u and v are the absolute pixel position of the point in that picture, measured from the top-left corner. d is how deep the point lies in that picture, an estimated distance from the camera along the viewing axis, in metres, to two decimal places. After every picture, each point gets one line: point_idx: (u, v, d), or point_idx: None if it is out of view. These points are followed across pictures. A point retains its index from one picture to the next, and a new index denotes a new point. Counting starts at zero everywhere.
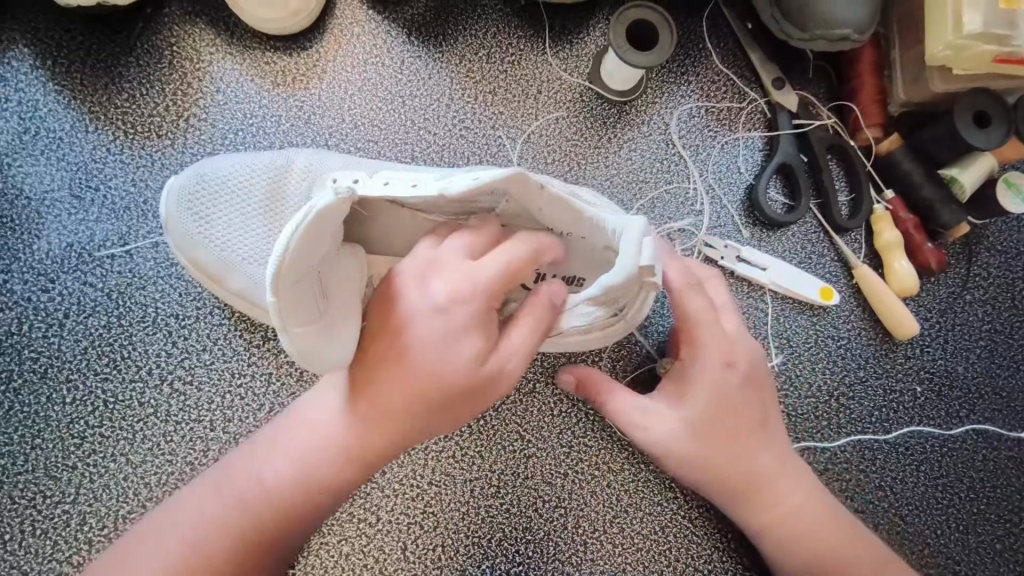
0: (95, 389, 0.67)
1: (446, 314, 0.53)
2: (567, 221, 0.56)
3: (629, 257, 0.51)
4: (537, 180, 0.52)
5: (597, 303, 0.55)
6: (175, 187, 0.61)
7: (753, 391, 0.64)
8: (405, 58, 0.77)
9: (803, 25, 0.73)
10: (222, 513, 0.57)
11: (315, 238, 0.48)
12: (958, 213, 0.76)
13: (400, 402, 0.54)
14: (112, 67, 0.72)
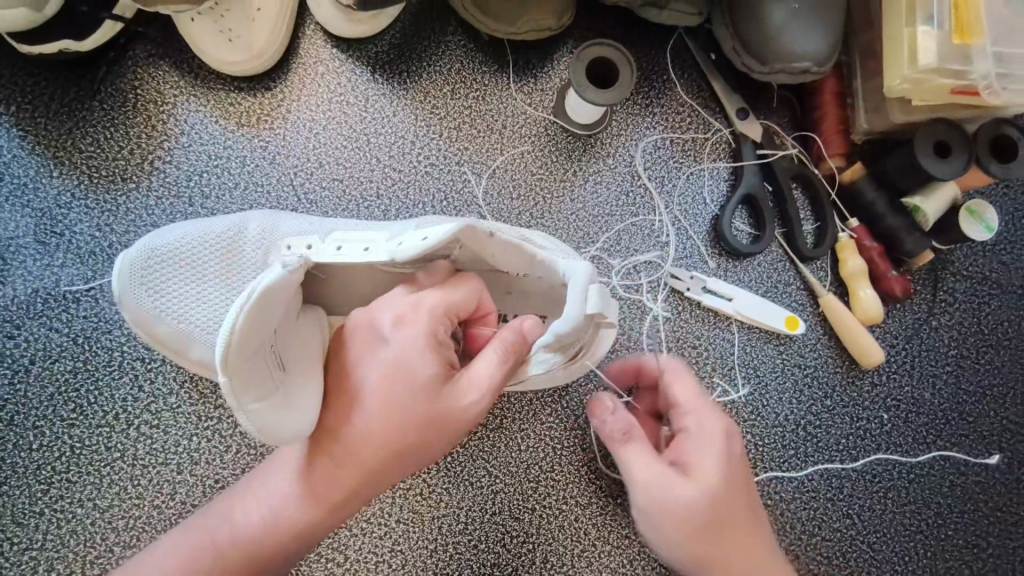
0: (62, 435, 0.67)
1: (401, 356, 0.55)
2: (519, 264, 0.58)
3: (574, 307, 0.53)
4: (485, 229, 0.53)
5: (553, 350, 0.57)
6: (125, 261, 0.58)
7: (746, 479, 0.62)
8: (369, 95, 0.77)
9: (763, 59, 0.74)
10: (202, 561, 0.58)
11: (262, 313, 0.48)
12: (921, 242, 0.77)
13: (373, 443, 0.55)
14: (75, 112, 0.72)
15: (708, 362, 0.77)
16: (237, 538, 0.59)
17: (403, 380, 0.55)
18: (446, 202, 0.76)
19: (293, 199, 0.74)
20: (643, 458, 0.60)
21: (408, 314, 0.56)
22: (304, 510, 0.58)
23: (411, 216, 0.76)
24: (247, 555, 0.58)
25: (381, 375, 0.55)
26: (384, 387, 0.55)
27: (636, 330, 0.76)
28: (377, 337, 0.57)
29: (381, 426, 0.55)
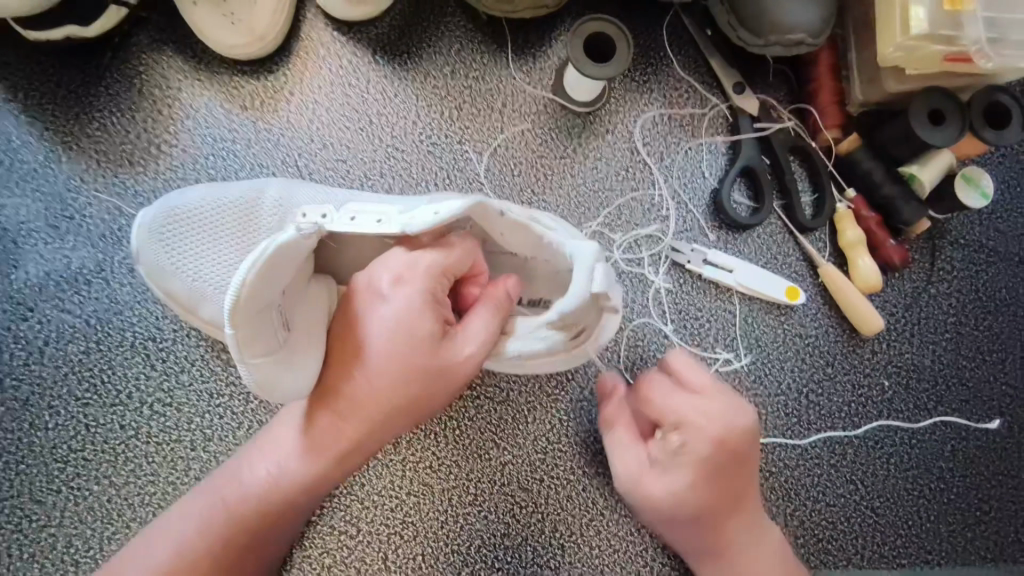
0: (76, 414, 0.69)
1: (403, 312, 0.58)
2: (527, 245, 0.60)
3: (581, 281, 0.55)
4: (495, 207, 0.56)
5: (557, 326, 0.58)
6: (145, 218, 0.61)
7: (733, 474, 0.65)
8: (371, 77, 0.78)
9: (758, 31, 0.75)
10: (218, 519, 0.60)
11: (274, 273, 0.52)
12: (917, 210, 0.78)
13: (378, 396, 0.58)
14: (82, 97, 0.73)
15: (710, 333, 0.78)
16: (249, 496, 0.61)
17: (405, 336, 0.57)
18: (449, 180, 0.78)
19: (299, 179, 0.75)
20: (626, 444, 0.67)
21: (406, 273, 0.58)
22: (314, 464, 0.61)
23: (415, 195, 0.77)
24: (260, 511, 0.61)
25: (383, 332, 0.58)
26: (386, 342, 0.58)
27: (638, 303, 0.78)
28: (376, 295, 0.59)
29: (385, 379, 0.58)
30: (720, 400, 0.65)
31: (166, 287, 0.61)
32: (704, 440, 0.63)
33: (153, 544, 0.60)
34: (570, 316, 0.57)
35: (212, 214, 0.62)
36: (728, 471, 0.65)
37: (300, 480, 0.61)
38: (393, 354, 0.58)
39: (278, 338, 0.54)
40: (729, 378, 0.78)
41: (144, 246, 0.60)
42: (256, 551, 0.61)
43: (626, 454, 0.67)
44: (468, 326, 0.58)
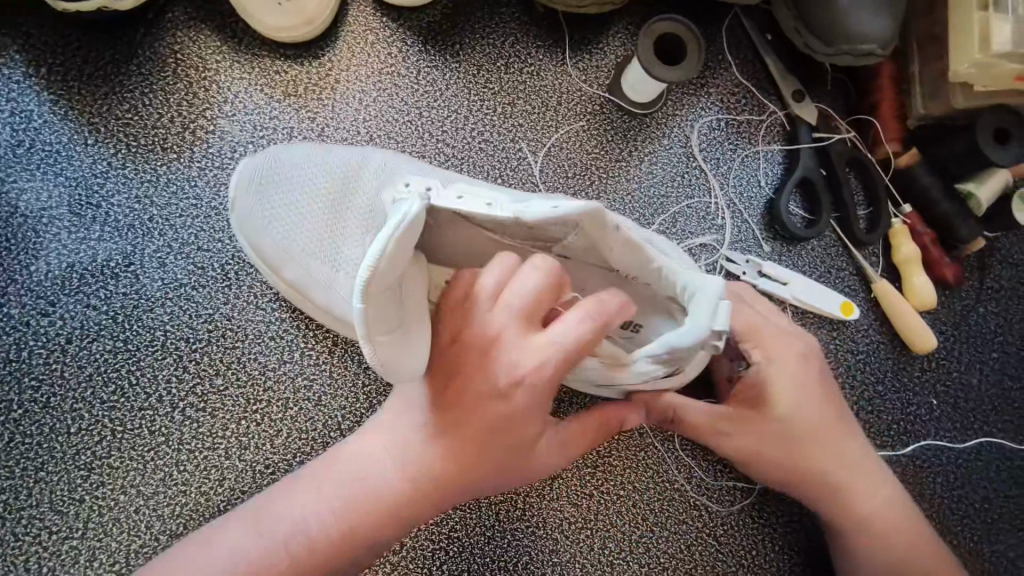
0: (101, 418, 0.64)
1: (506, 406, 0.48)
2: (631, 266, 0.52)
3: (703, 321, 0.47)
4: (612, 219, 0.48)
5: (659, 362, 0.50)
6: (246, 172, 0.62)
7: (816, 396, 0.63)
8: (421, 67, 0.74)
9: (830, 39, 0.72)
10: (299, 542, 0.51)
11: None
12: (975, 228, 0.77)
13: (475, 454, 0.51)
14: (112, 76, 0.68)
15: None
16: (335, 515, 0.52)
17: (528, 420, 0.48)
18: (502, 179, 0.74)
19: None
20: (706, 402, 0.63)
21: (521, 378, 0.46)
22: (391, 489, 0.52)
23: None
24: (370, 528, 0.52)
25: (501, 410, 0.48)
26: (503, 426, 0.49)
27: None
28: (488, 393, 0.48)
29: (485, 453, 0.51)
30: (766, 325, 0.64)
31: (276, 269, 0.61)
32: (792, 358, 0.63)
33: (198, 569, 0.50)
34: (677, 352, 0.48)
35: (314, 180, 0.61)
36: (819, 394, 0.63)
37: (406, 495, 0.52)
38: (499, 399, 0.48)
39: None
40: None
41: (241, 198, 0.61)
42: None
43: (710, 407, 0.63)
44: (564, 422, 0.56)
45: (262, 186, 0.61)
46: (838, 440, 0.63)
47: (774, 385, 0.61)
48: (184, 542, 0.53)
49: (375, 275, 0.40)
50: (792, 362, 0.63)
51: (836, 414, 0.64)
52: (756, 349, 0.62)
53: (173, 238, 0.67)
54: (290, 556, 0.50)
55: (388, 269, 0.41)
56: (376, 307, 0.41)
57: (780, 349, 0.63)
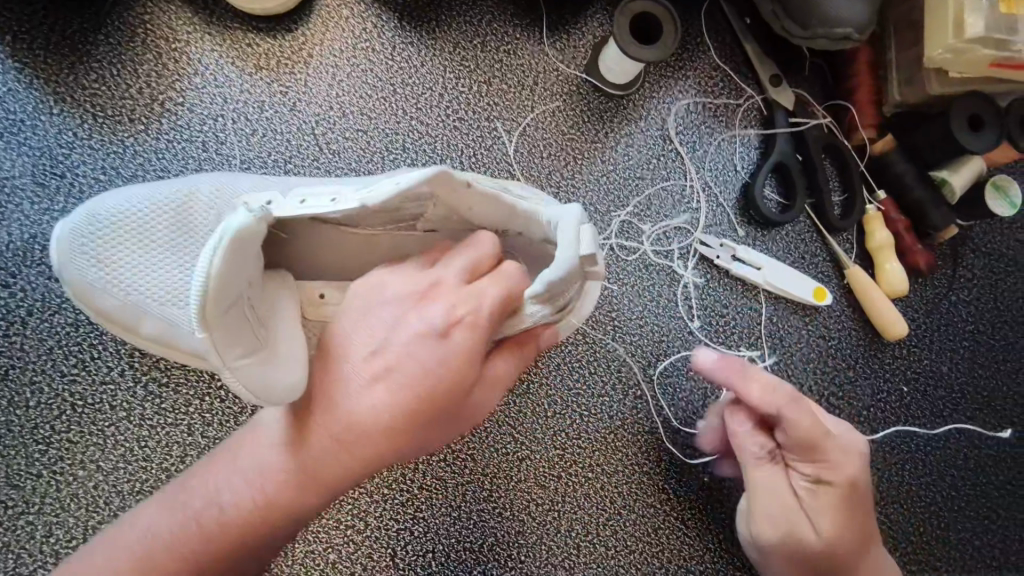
0: (62, 391, 0.63)
1: (404, 353, 0.50)
2: (498, 218, 0.54)
3: (569, 249, 0.49)
4: (461, 177, 0.49)
5: (543, 300, 0.52)
6: (68, 224, 0.55)
7: (852, 506, 0.61)
8: (396, 44, 0.73)
9: (806, 23, 0.72)
10: (211, 519, 0.53)
11: (240, 258, 0.45)
12: (947, 215, 0.77)
13: (395, 427, 0.49)
14: (78, 44, 0.67)
15: (736, 332, 0.76)
16: (245, 481, 0.53)
17: (448, 386, 0.50)
18: (476, 158, 0.73)
19: (315, 148, 0.70)
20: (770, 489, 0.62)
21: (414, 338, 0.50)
22: (294, 471, 0.52)
23: None
24: (280, 514, 0.53)
25: (423, 373, 0.49)
26: (422, 392, 0.49)
27: (665, 298, 0.75)
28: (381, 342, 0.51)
29: (409, 420, 0.49)
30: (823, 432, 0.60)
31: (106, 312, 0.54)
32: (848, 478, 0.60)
33: (120, 552, 0.53)
34: (554, 287, 0.50)
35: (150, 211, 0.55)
36: (858, 509, 0.61)
37: (316, 475, 0.52)
38: (393, 351, 0.50)
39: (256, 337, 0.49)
40: None
41: (63, 262, 0.54)
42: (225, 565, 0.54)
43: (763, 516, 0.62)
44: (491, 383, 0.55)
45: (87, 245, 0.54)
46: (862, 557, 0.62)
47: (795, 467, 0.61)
48: (110, 534, 0.55)
49: (211, 291, 0.43)
50: (843, 490, 0.60)
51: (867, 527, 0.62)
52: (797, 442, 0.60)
53: None
54: (204, 535, 0.53)
55: (229, 283, 0.44)
56: (224, 328, 0.45)
57: (842, 469, 0.60)
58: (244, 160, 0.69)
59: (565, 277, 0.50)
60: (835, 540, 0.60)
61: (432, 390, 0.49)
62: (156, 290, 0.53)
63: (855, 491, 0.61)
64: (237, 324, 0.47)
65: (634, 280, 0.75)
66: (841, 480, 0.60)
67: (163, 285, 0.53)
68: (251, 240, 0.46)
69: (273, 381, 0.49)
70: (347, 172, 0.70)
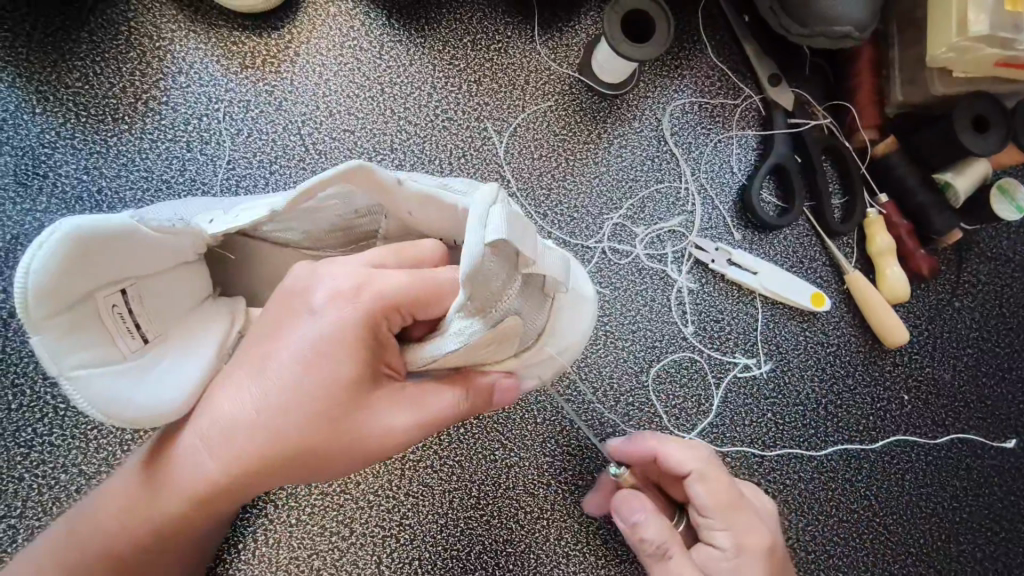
0: (44, 395, 0.62)
1: (288, 350, 0.47)
2: (443, 222, 0.51)
3: (474, 238, 0.43)
4: (386, 172, 0.46)
5: (470, 310, 0.46)
6: None
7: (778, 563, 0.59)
8: (383, 42, 0.72)
9: (804, 20, 0.70)
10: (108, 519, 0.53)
11: (89, 259, 0.42)
12: (951, 219, 0.74)
13: (274, 418, 0.47)
14: (61, 43, 0.66)
15: (732, 337, 0.74)
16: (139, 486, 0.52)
17: (322, 378, 0.47)
18: (465, 159, 0.72)
19: (301, 148, 0.69)
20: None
21: (302, 334, 0.47)
22: (170, 477, 0.50)
23: (426, 172, 0.71)
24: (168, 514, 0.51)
25: (297, 364, 0.47)
26: (296, 384, 0.47)
27: (658, 302, 0.73)
28: (269, 341, 0.48)
29: (280, 416, 0.47)
30: (736, 498, 0.58)
31: None
32: (763, 548, 0.57)
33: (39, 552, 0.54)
34: (477, 292, 0.45)
35: None
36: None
37: (188, 484, 0.49)
38: (277, 350, 0.47)
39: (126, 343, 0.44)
40: (748, 385, 0.74)
41: None
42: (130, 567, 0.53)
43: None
44: (404, 388, 0.50)
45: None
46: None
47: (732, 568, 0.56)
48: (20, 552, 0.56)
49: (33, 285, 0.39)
50: (763, 563, 0.56)
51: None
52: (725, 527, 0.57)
53: (122, 211, 0.65)
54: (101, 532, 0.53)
55: (70, 281, 0.40)
56: (69, 328, 0.41)
57: (753, 539, 0.57)
58: (229, 160, 0.68)
59: (475, 270, 0.43)
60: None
61: (305, 382, 0.47)
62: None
63: (777, 560, 0.57)
64: (99, 323, 0.43)
65: (627, 284, 0.73)
66: (759, 549, 0.57)
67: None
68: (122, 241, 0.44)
69: (133, 404, 0.43)
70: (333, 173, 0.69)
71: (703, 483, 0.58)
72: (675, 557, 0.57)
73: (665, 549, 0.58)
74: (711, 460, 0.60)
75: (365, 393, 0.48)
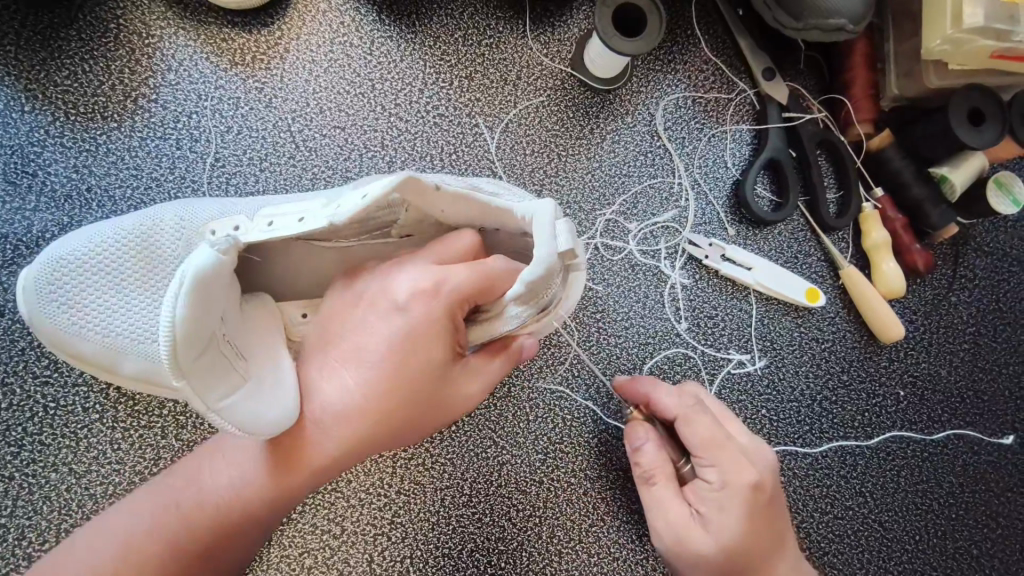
0: (34, 393, 0.62)
1: (379, 341, 0.53)
2: (471, 215, 0.54)
3: (545, 247, 0.48)
4: (429, 179, 0.49)
5: (525, 302, 0.51)
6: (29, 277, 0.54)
7: (771, 505, 0.58)
8: (374, 38, 0.72)
9: (798, 14, 0.69)
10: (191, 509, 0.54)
11: (207, 299, 0.45)
12: (947, 214, 0.74)
13: (371, 400, 0.52)
14: (50, 41, 0.66)
15: (725, 334, 0.74)
16: (225, 481, 0.54)
17: (415, 362, 0.52)
18: (456, 156, 0.71)
19: (291, 145, 0.69)
20: (669, 505, 0.58)
21: (386, 327, 0.53)
22: (270, 472, 0.53)
23: (418, 169, 0.71)
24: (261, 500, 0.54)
25: (385, 351, 0.52)
26: (387, 368, 0.52)
27: (651, 298, 0.73)
28: (356, 333, 0.54)
29: (380, 399, 0.52)
30: (722, 440, 0.58)
31: (73, 351, 0.54)
32: (745, 485, 0.57)
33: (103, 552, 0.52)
34: (537, 288, 0.49)
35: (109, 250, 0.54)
36: (767, 513, 0.58)
37: (290, 471, 0.53)
38: (368, 342, 0.53)
39: (235, 368, 0.49)
40: (741, 382, 0.74)
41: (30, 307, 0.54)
42: (212, 561, 0.54)
43: (669, 524, 0.58)
44: (477, 366, 0.56)
45: (49, 286, 0.54)
46: (773, 555, 0.58)
47: (718, 503, 0.56)
48: (52, 554, 0.54)
49: (178, 339, 0.42)
50: (744, 497, 0.56)
51: (779, 521, 0.60)
52: (710, 465, 0.57)
53: (111, 209, 0.65)
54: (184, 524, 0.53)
55: (201, 325, 0.44)
56: (204, 370, 0.45)
57: (736, 476, 0.57)
58: (219, 158, 0.67)
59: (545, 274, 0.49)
60: (737, 544, 0.56)
61: (399, 367, 0.52)
62: (122, 325, 0.53)
63: (759, 497, 0.57)
64: (218, 357, 0.47)
65: (620, 280, 0.73)
66: (742, 485, 0.57)
67: (138, 320, 0.53)
68: (217, 276, 0.47)
69: (264, 417, 0.49)
70: (325, 170, 0.69)
71: (690, 425, 0.59)
72: (658, 483, 0.60)
73: (650, 476, 0.60)
74: (695, 404, 0.61)
75: (449, 372, 0.54)
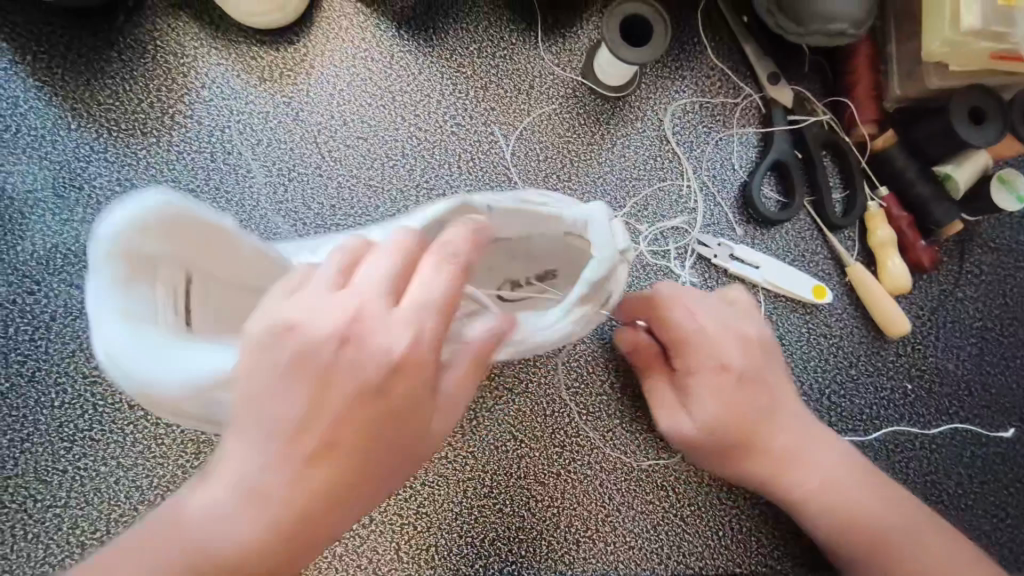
0: (84, 392, 0.66)
1: None
2: (521, 227, 0.56)
3: (608, 244, 0.53)
4: (480, 201, 0.52)
5: (586, 302, 0.53)
6: None
7: (756, 385, 0.64)
8: (394, 53, 0.76)
9: (799, 19, 0.71)
10: None
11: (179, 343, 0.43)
12: (951, 211, 0.76)
13: None
14: (92, 62, 0.71)
15: None
16: None
17: None
18: (473, 163, 0.75)
19: (318, 156, 0.73)
20: (659, 393, 0.67)
21: None
22: None
23: (437, 177, 0.74)
24: None
25: None
26: None
27: None
28: None
29: None
30: (692, 329, 0.64)
31: None
32: (714, 363, 0.63)
33: None
34: (600, 285, 0.53)
35: None
36: (748, 387, 0.63)
37: None
38: None
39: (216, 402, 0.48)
40: None
41: None
42: None
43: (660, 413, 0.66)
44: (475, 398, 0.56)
45: None
46: (766, 431, 0.63)
47: (699, 387, 0.63)
48: None
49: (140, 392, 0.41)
50: (716, 377, 0.63)
51: (770, 394, 0.64)
52: (679, 352, 0.64)
53: None
54: None
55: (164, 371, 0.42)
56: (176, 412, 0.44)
57: (705, 356, 0.63)
58: (251, 169, 0.72)
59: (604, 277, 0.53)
60: (717, 421, 0.63)
61: (356, 450, 0.41)
62: None
63: (730, 377, 0.63)
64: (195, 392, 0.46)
65: (632, 280, 0.75)
66: (708, 365, 0.63)
67: None
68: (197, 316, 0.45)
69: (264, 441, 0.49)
70: (349, 179, 0.73)
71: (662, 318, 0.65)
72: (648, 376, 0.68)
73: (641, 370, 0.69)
74: (670, 299, 0.65)
75: (420, 449, 0.44)
